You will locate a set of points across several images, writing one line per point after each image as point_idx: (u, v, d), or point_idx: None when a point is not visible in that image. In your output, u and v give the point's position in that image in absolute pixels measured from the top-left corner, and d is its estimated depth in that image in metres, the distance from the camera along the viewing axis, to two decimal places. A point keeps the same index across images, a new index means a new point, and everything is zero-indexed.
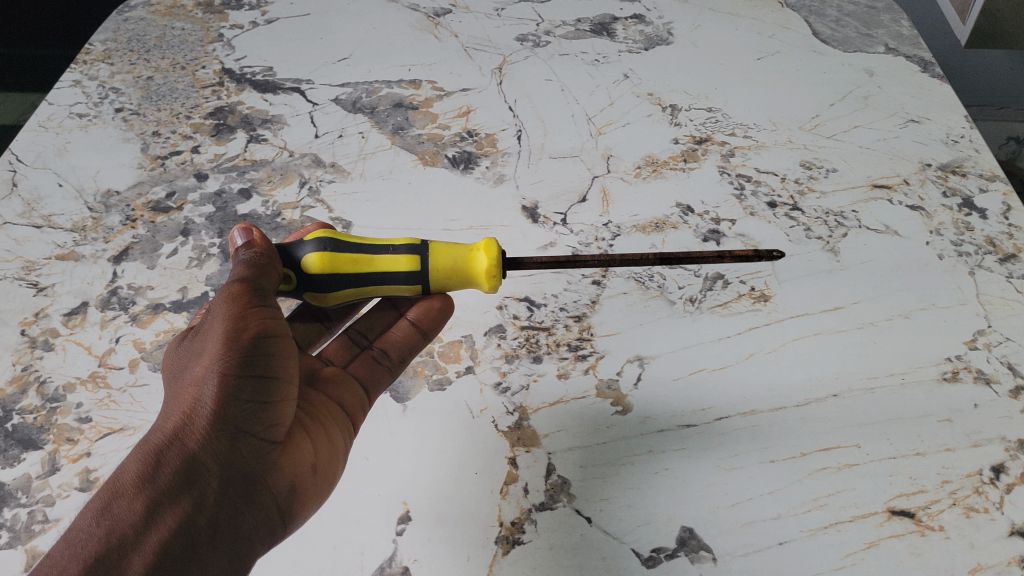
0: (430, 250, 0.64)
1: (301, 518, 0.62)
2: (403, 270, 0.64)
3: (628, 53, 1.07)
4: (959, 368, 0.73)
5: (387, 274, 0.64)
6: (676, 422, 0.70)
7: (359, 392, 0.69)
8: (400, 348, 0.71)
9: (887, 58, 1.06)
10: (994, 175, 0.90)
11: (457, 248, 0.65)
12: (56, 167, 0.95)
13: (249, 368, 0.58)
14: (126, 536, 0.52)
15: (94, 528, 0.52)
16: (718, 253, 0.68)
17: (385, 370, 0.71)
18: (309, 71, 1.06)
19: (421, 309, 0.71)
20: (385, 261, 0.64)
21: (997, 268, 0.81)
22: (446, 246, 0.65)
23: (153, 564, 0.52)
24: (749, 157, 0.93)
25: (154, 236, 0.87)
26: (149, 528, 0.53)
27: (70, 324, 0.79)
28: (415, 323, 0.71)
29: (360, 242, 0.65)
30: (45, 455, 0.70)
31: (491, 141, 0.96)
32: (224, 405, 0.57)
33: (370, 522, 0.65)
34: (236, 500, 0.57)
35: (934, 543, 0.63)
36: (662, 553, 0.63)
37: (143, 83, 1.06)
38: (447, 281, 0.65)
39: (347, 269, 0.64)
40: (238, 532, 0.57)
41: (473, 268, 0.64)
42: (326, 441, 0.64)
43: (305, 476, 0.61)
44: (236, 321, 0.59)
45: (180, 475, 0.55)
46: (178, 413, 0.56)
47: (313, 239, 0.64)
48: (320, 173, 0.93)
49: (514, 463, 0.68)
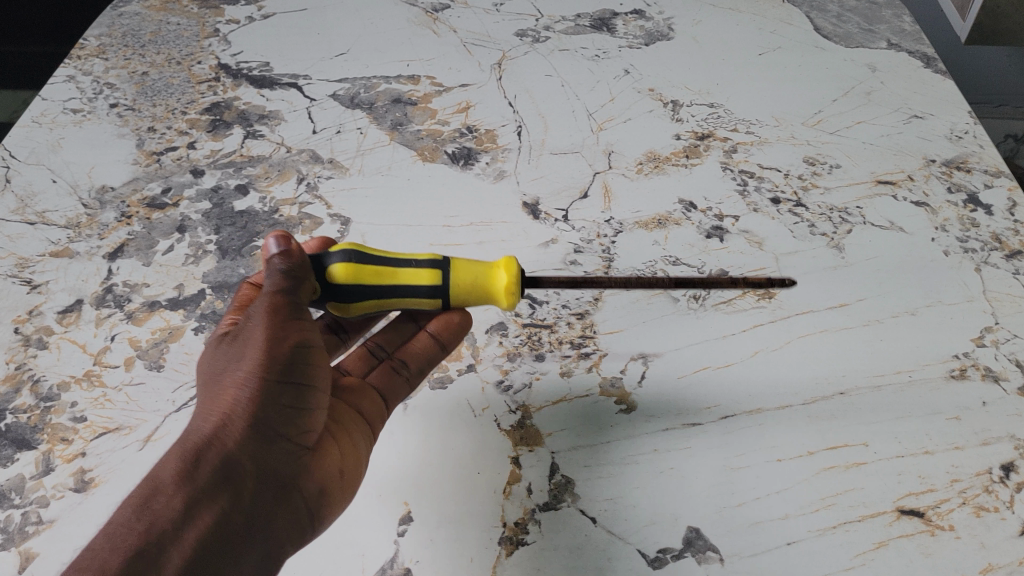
0: (452, 265, 0.64)
1: (329, 522, 0.61)
2: (425, 285, 0.63)
3: (629, 48, 1.06)
4: (967, 365, 0.72)
5: (409, 287, 0.63)
6: (681, 420, 0.69)
7: (378, 401, 0.67)
8: (419, 360, 0.69)
9: (889, 54, 1.05)
10: (999, 171, 0.89)
11: (477, 265, 0.64)
12: (50, 164, 0.94)
13: (288, 375, 0.57)
14: (166, 528, 0.51)
15: (131, 521, 0.51)
16: (733, 279, 0.69)
17: (404, 380, 0.69)
18: (306, 66, 1.05)
19: (441, 322, 0.69)
20: (408, 274, 0.63)
21: (1004, 265, 0.80)
22: (467, 262, 0.64)
23: (189, 561, 0.52)
24: (752, 154, 0.92)
25: (149, 233, 0.86)
26: (187, 524, 0.52)
27: (65, 322, 0.77)
28: (434, 336, 0.69)
29: (383, 254, 0.63)
30: (39, 455, 0.68)
31: (491, 136, 0.95)
32: (263, 410, 0.56)
33: (364, 523, 0.64)
34: (268, 499, 0.56)
35: (945, 543, 0.62)
36: (668, 553, 0.62)
37: (138, 79, 1.04)
38: (467, 297, 0.64)
39: (369, 281, 0.62)
40: (271, 533, 0.56)
41: (493, 286, 0.64)
42: (352, 447, 0.63)
43: (332, 479, 0.61)
44: (278, 330, 0.57)
45: (218, 476, 0.54)
46: (217, 414, 0.56)
47: (337, 251, 0.62)
48: (318, 169, 0.92)
49: (517, 463, 0.67)
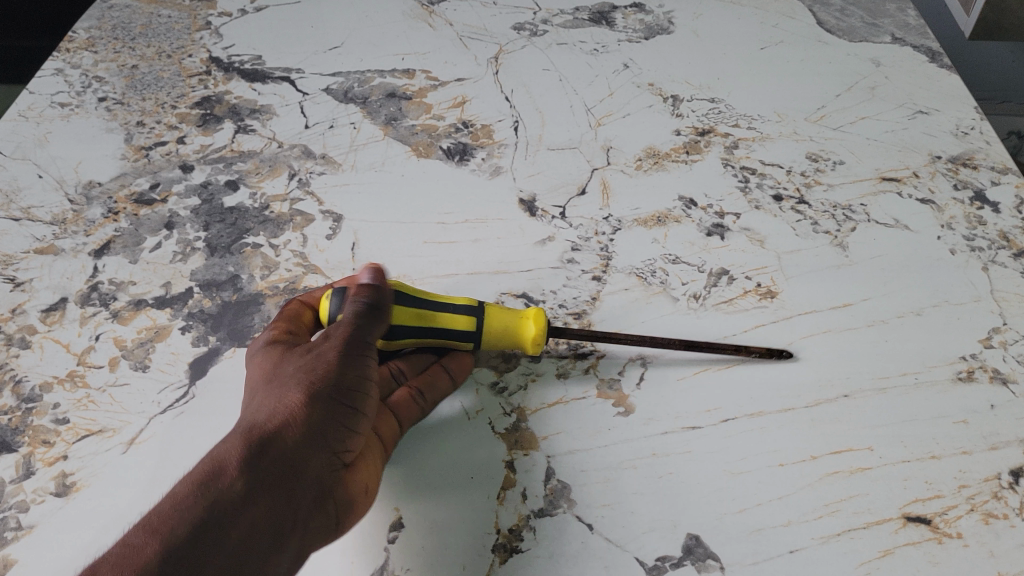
0: (486, 314, 0.67)
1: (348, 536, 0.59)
2: (460, 329, 0.67)
3: (628, 42, 1.04)
4: (974, 367, 0.70)
5: (445, 331, 0.67)
6: (680, 424, 0.67)
7: (393, 424, 0.64)
8: (436, 392, 0.67)
9: (894, 48, 1.03)
10: (1007, 167, 0.87)
11: (509, 313, 0.68)
12: (37, 159, 0.92)
13: (351, 397, 0.58)
14: (227, 507, 0.50)
15: (185, 500, 0.49)
16: (735, 346, 0.71)
17: (419, 409, 0.66)
18: (299, 60, 1.03)
19: (456, 358, 0.69)
20: (450, 318, 0.67)
21: (1012, 264, 0.78)
22: (501, 308, 0.68)
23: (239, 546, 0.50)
24: (753, 150, 0.90)
25: (136, 229, 0.84)
26: (245, 510, 0.51)
27: (48, 321, 0.75)
28: (449, 370, 0.68)
29: (425, 297, 0.67)
30: (19, 458, 0.66)
31: (487, 131, 0.93)
32: (323, 421, 0.56)
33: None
34: (311, 504, 0.54)
35: (953, 551, 0.60)
36: (667, 561, 0.60)
37: (128, 72, 1.02)
38: (496, 343, 0.68)
39: (410, 322, 0.66)
40: (309, 537, 0.54)
41: (522, 336, 0.67)
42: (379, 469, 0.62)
43: (363, 497, 0.59)
44: (351, 353, 0.59)
45: (276, 472, 0.53)
46: (280, 416, 0.56)
47: (390, 288, 0.65)
48: (310, 165, 0.90)
49: (511, 467, 0.65)
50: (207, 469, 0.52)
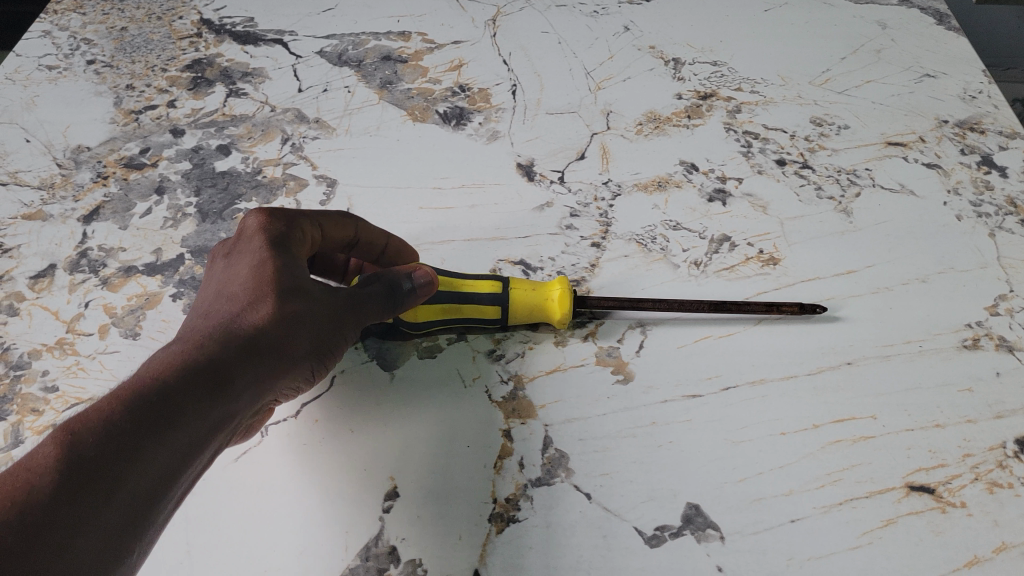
0: (511, 304, 0.67)
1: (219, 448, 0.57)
2: (486, 319, 0.67)
3: (629, 4, 1.02)
4: (980, 335, 0.69)
5: (472, 320, 0.67)
6: (680, 392, 0.66)
7: None
8: None
9: (899, 10, 1.01)
10: (1015, 132, 0.85)
11: (535, 299, 0.67)
12: (24, 122, 0.90)
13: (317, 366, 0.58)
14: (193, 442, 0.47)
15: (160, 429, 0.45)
16: (766, 305, 0.70)
17: None
18: (292, 22, 1.00)
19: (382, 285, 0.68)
20: (478, 311, 0.66)
21: (1019, 229, 0.77)
22: (525, 287, 0.67)
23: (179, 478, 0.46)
24: (756, 114, 0.88)
25: (126, 195, 0.82)
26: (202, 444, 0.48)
27: (37, 288, 0.74)
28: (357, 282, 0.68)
29: (450, 291, 0.66)
30: (8, 426, 0.65)
31: (484, 95, 0.91)
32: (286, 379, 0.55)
33: (310, 504, 0.61)
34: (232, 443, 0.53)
35: (956, 520, 0.59)
36: (666, 531, 0.59)
37: (117, 34, 1.00)
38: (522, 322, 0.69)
39: (438, 319, 0.67)
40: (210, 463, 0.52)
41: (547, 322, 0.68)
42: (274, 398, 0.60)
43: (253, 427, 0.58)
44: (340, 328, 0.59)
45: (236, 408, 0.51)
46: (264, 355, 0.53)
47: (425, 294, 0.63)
48: (303, 129, 0.88)
49: (508, 436, 0.64)
50: (200, 386, 0.48)
